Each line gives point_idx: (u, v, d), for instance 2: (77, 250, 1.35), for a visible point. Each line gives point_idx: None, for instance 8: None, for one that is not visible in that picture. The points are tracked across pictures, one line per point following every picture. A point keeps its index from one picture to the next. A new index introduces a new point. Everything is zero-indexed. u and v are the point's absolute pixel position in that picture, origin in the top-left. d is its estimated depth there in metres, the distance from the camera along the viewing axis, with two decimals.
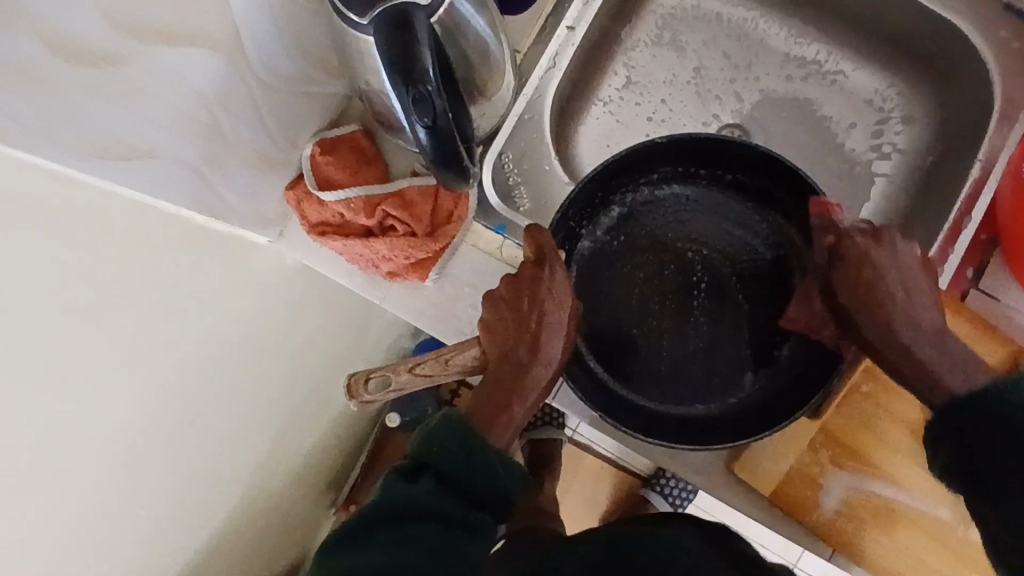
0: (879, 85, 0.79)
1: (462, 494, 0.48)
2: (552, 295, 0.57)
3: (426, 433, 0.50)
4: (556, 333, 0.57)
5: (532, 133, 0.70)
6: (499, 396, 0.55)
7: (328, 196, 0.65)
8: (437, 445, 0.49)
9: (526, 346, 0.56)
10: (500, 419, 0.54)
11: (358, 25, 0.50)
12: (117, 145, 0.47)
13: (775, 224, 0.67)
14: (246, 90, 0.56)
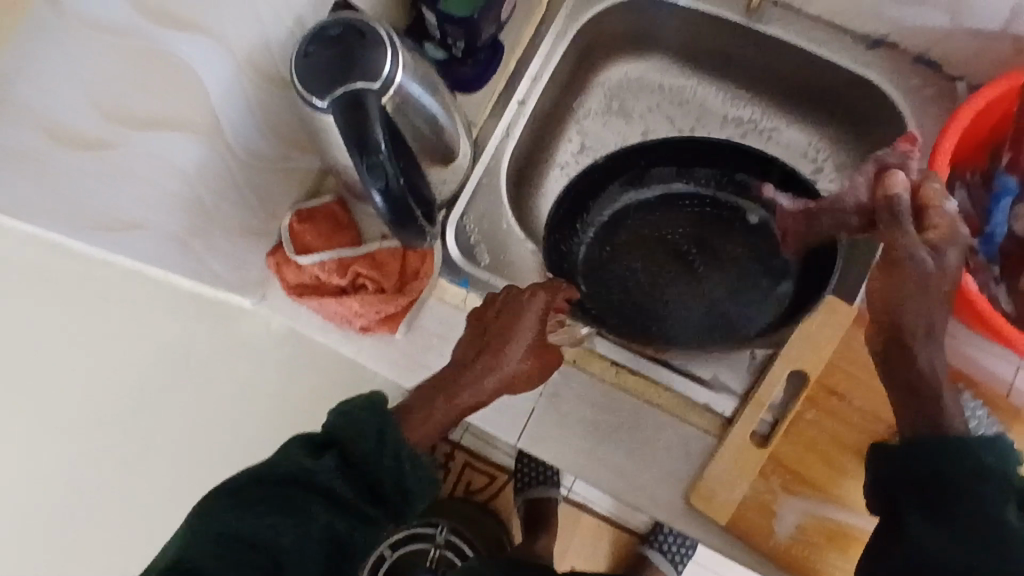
0: (811, 139, 0.86)
1: (363, 481, 0.50)
2: (513, 312, 0.60)
3: (342, 411, 0.51)
4: (514, 344, 0.59)
5: (491, 196, 0.77)
6: (473, 345, 0.60)
7: (305, 259, 0.71)
8: (353, 429, 0.50)
9: (485, 357, 0.58)
10: (420, 410, 0.56)
11: (314, 105, 0.57)
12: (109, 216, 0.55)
13: (730, 191, 0.83)
14: (227, 168, 0.63)
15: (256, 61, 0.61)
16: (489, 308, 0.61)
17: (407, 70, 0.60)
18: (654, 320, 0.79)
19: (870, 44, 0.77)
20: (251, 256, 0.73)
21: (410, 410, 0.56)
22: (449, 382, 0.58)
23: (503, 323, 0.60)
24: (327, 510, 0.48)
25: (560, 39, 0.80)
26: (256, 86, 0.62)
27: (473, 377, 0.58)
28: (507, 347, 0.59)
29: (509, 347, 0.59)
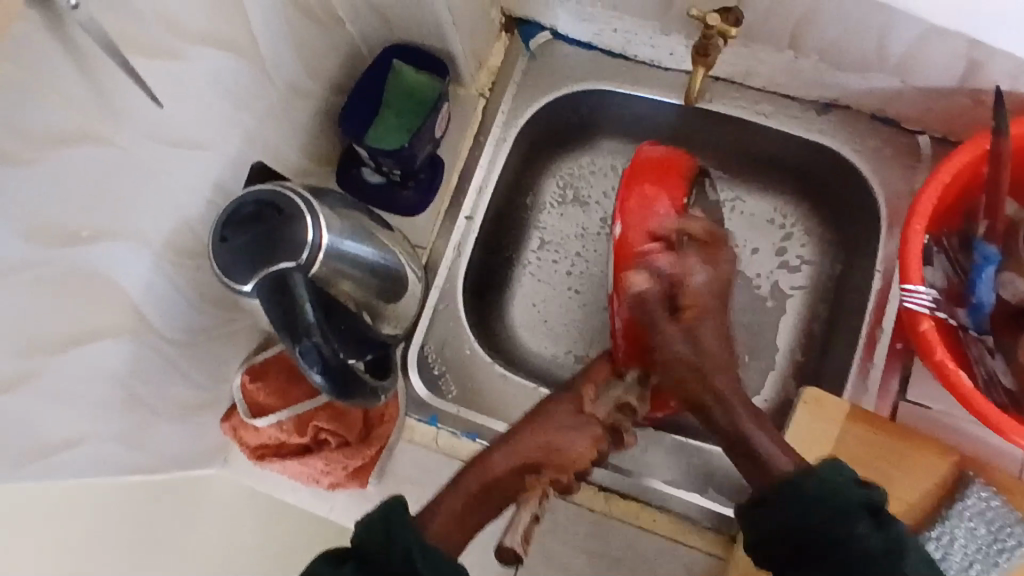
0: (778, 203, 0.81)
1: None
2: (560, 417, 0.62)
3: (367, 522, 0.49)
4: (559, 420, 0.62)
5: (449, 321, 0.73)
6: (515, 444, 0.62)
7: (261, 423, 0.67)
8: (378, 536, 0.48)
9: (519, 453, 0.59)
10: (434, 506, 0.56)
11: (238, 289, 0.53)
12: (37, 447, 0.50)
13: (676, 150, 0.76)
14: (158, 356, 0.59)
15: (176, 244, 0.57)
16: (539, 408, 0.63)
17: (333, 228, 0.58)
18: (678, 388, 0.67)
19: (819, 108, 0.73)
20: (205, 426, 0.68)
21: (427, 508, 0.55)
22: (476, 471, 0.58)
23: (542, 429, 0.61)
24: None
25: (500, 146, 0.77)
26: (180, 267, 0.58)
27: (498, 469, 0.59)
28: (558, 444, 0.60)
29: (542, 442, 0.60)
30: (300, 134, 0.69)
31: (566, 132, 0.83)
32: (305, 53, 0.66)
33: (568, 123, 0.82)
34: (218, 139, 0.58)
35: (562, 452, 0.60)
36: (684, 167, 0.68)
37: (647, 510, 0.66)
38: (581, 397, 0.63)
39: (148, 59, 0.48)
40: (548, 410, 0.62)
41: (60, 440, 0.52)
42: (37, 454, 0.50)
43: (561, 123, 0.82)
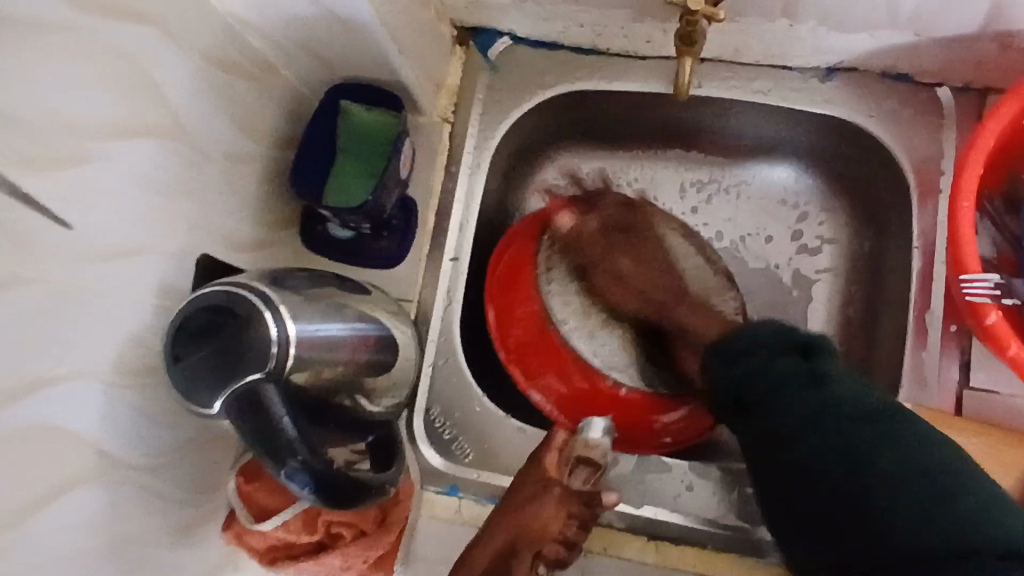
0: (786, 183, 0.75)
1: None
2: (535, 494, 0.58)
3: None
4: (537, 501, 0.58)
5: (452, 377, 0.67)
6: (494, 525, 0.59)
7: (265, 527, 0.60)
8: None
9: (499, 542, 0.56)
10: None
11: (206, 412, 0.46)
12: None
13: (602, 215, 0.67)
14: (136, 488, 0.52)
15: (128, 365, 0.50)
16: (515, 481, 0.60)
17: (298, 315, 0.49)
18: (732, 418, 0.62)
19: (822, 75, 0.67)
20: (206, 541, 0.62)
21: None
22: (461, 562, 0.56)
23: (517, 510, 0.58)
24: None
25: (476, 174, 0.69)
26: (138, 389, 0.51)
27: (479, 562, 0.56)
28: (528, 516, 0.57)
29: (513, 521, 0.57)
30: (251, 203, 0.62)
31: (548, 141, 0.76)
32: (241, 114, 0.58)
33: (549, 131, 0.75)
34: (155, 236, 0.51)
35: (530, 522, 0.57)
36: (536, 248, 0.66)
37: (707, 555, 0.60)
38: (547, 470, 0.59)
39: (44, 179, 0.41)
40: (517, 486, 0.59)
41: None
42: None
43: (543, 132, 0.75)
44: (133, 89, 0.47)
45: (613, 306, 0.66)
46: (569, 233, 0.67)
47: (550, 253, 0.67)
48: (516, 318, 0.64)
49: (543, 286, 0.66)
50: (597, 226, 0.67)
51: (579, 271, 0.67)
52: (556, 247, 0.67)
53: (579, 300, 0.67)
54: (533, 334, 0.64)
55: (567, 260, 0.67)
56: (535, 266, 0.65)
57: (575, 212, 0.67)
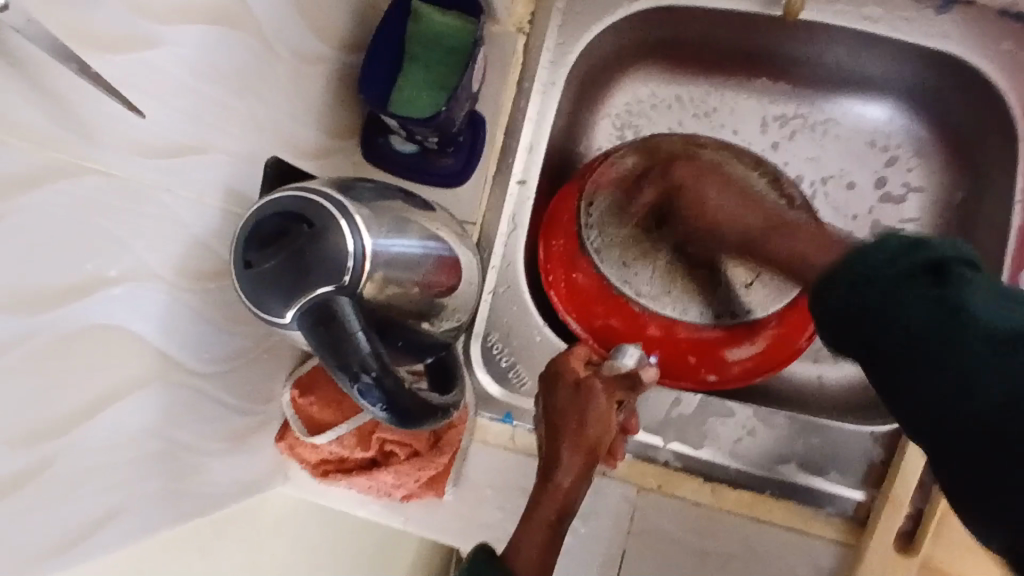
0: (877, 123, 0.70)
1: None
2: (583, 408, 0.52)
3: None
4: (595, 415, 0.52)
5: (512, 305, 0.65)
6: (548, 451, 0.53)
7: (320, 440, 0.61)
8: None
9: (577, 461, 0.51)
10: (523, 530, 0.49)
11: (277, 321, 0.45)
12: (86, 520, 0.43)
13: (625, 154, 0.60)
14: (195, 390, 0.52)
15: (192, 268, 0.49)
16: (550, 399, 0.54)
17: (373, 229, 0.48)
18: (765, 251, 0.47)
19: (939, 6, 0.62)
20: (259, 448, 0.62)
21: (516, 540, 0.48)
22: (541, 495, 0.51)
23: (572, 433, 0.52)
24: None
25: (550, 92, 0.66)
26: (201, 294, 0.50)
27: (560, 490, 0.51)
28: (590, 428, 0.52)
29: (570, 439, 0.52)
30: (316, 108, 0.58)
31: (625, 63, 0.71)
32: (312, 9, 0.54)
33: (627, 51, 0.70)
34: (222, 134, 0.48)
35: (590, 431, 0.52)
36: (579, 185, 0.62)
37: (763, 500, 0.59)
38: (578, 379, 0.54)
39: (117, 61, 0.38)
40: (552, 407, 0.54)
41: (110, 505, 0.45)
42: (87, 528, 0.44)
43: (621, 52, 0.70)
44: None
45: (660, 235, 0.58)
46: (615, 166, 0.60)
47: (594, 185, 0.61)
48: (569, 264, 0.61)
49: (581, 220, 0.60)
50: None
51: (622, 203, 0.59)
52: (603, 180, 0.60)
53: (624, 232, 0.59)
54: (584, 280, 0.60)
55: (608, 194, 0.60)
56: (578, 196, 0.61)
57: (618, 152, 0.61)
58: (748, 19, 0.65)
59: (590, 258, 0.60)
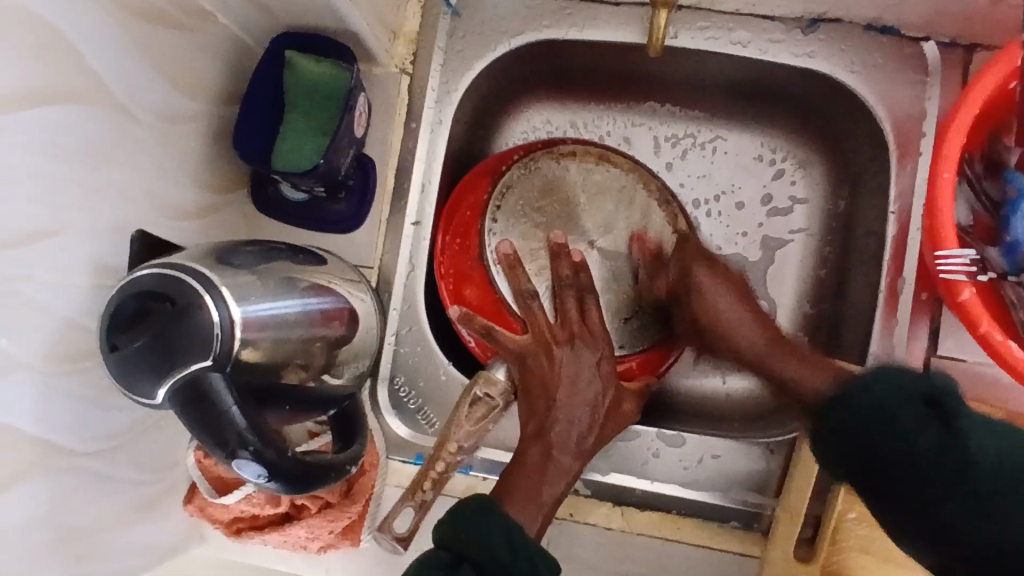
0: (762, 140, 0.73)
1: None
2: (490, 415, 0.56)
3: (459, 520, 0.46)
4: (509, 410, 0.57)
5: (416, 346, 0.65)
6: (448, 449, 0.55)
7: (226, 501, 0.60)
8: (475, 539, 0.45)
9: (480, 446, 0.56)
10: (532, 490, 0.51)
11: (152, 403, 0.44)
12: None
13: (541, 161, 0.64)
14: (86, 471, 0.50)
15: (63, 350, 0.47)
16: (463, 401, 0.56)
17: (245, 298, 0.47)
18: (711, 328, 0.58)
19: (804, 26, 0.64)
20: (166, 516, 0.60)
21: (518, 498, 0.51)
22: (544, 469, 0.52)
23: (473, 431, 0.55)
24: None
25: (438, 131, 0.65)
26: (75, 376, 0.48)
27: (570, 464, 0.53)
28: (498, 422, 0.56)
29: (602, 407, 0.54)
30: (193, 167, 0.57)
31: (514, 97, 0.72)
32: (177, 70, 0.53)
33: (516, 84, 0.71)
34: (87, 208, 0.47)
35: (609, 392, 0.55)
36: (493, 180, 0.63)
37: (670, 520, 0.61)
38: (487, 379, 0.57)
39: None
40: (525, 373, 0.55)
41: None
42: None
43: (507, 87, 0.71)
44: (52, 53, 0.42)
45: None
46: (533, 169, 0.63)
47: (504, 189, 0.62)
48: (465, 280, 0.61)
49: (486, 220, 0.61)
50: (566, 170, 0.64)
51: (532, 204, 0.62)
52: (518, 179, 0.63)
53: (524, 231, 0.62)
54: (478, 295, 0.61)
55: (520, 195, 0.62)
56: (487, 196, 0.62)
57: (536, 155, 0.64)
58: (627, 48, 0.67)
59: (490, 257, 0.60)
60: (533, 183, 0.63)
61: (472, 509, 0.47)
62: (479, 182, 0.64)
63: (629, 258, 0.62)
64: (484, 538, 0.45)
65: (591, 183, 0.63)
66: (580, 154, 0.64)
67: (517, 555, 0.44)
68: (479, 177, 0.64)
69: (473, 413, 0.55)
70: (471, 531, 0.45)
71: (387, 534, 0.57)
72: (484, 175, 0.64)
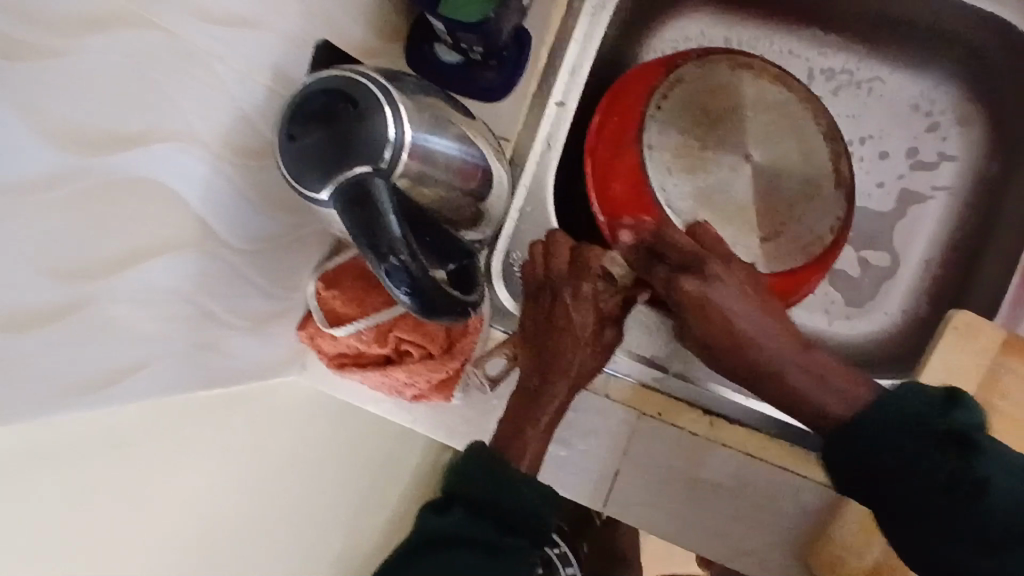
0: (923, 87, 0.70)
1: (497, 521, 0.47)
2: (554, 306, 0.57)
3: (454, 467, 0.49)
4: (569, 306, 0.56)
5: (537, 225, 0.66)
6: (526, 324, 0.58)
7: (338, 333, 0.63)
8: (465, 477, 0.48)
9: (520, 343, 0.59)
10: (517, 436, 0.54)
11: (314, 199, 0.47)
12: (118, 362, 0.45)
13: (718, 66, 0.65)
14: (231, 267, 0.54)
15: (237, 142, 0.50)
16: (539, 287, 0.59)
17: (415, 124, 0.49)
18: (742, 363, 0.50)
19: None
20: (281, 335, 0.64)
21: (506, 442, 0.53)
22: (531, 407, 0.55)
23: (528, 316, 0.58)
24: (494, 526, 0.46)
25: (598, 17, 0.66)
26: (241, 171, 0.51)
27: (552, 403, 0.55)
28: (557, 317, 0.56)
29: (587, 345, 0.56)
30: (367, 5, 0.59)
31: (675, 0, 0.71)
32: None
33: None
34: (279, 13, 0.49)
35: (572, 347, 0.56)
36: (664, 71, 0.64)
37: (758, 438, 0.61)
38: (552, 278, 0.58)
39: None
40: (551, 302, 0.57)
41: (142, 358, 0.47)
42: (119, 369, 0.46)
43: None
44: None
45: (711, 155, 0.63)
46: (708, 71, 0.64)
47: (677, 82, 0.64)
48: (614, 173, 0.62)
49: (650, 107, 0.62)
50: (738, 79, 0.65)
51: (698, 103, 0.64)
52: (692, 77, 0.64)
53: (678, 136, 0.63)
54: (621, 189, 0.61)
55: (688, 93, 0.64)
56: (659, 83, 0.63)
57: (715, 58, 0.65)
58: None
59: (641, 147, 0.62)
60: (704, 84, 0.64)
61: (461, 457, 0.50)
62: (653, 66, 0.65)
63: (793, 175, 0.64)
64: (484, 481, 0.48)
65: (759, 98, 0.65)
66: (756, 69, 0.65)
67: (501, 489, 0.48)
68: (658, 64, 0.65)
69: (580, 291, 0.56)
70: (471, 466, 0.49)
71: (480, 370, 0.64)
72: (660, 63, 0.65)
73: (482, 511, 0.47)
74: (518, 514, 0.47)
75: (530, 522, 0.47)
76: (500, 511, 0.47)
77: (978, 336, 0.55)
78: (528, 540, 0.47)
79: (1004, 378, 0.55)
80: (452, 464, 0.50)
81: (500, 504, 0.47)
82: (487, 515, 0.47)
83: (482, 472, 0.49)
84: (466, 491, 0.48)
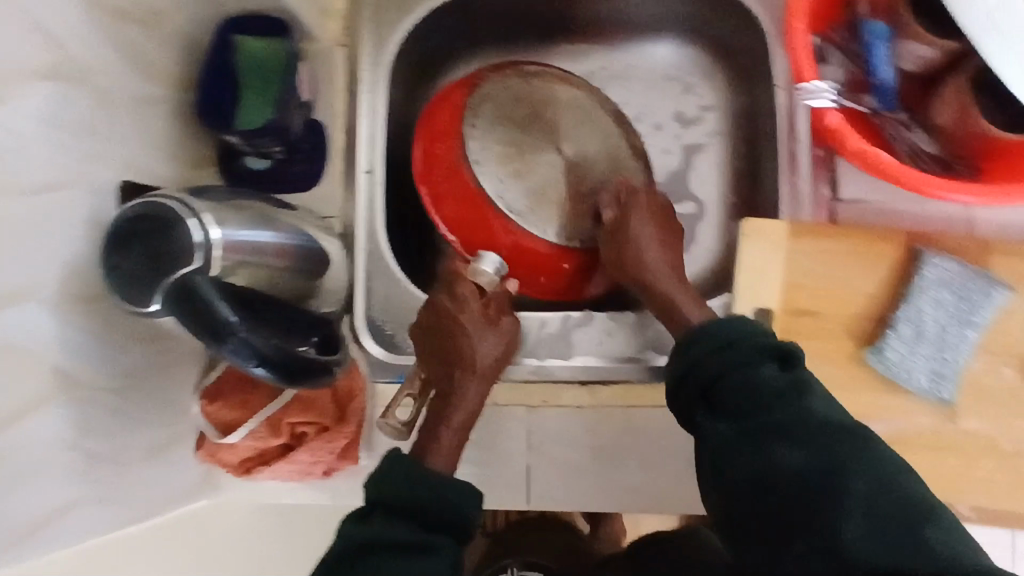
0: (668, 60, 0.81)
1: (416, 521, 0.48)
2: (440, 315, 0.64)
3: (376, 480, 0.49)
4: (453, 312, 0.64)
5: (385, 278, 0.73)
6: (422, 342, 0.65)
7: (233, 439, 0.65)
8: (389, 485, 0.49)
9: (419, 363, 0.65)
10: (429, 439, 0.58)
11: (146, 311, 0.51)
12: (7, 525, 0.47)
13: (512, 79, 0.71)
14: (105, 409, 0.57)
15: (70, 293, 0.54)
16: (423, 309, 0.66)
17: (224, 222, 0.54)
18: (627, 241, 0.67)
19: None
20: (182, 461, 0.67)
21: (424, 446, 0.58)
22: (439, 412, 0.60)
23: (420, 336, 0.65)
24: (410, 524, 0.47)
25: (376, 90, 0.74)
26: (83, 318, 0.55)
27: (463, 400, 0.61)
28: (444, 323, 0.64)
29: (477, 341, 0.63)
30: (165, 143, 0.66)
31: (444, 59, 0.82)
32: (138, 56, 0.62)
33: (442, 48, 0.80)
34: (75, 172, 0.55)
35: (464, 345, 0.63)
36: (470, 92, 0.69)
37: (635, 390, 0.66)
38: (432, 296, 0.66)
39: None
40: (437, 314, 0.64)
41: (32, 517, 0.49)
42: (9, 532, 0.47)
43: (435, 50, 0.80)
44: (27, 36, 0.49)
45: (532, 154, 0.68)
46: (506, 84, 0.70)
47: (482, 98, 0.69)
48: (444, 196, 0.67)
49: (466, 128, 0.67)
50: (532, 85, 0.71)
51: (505, 115, 0.69)
52: (493, 91, 0.70)
53: (500, 145, 0.68)
54: (452, 208, 0.67)
55: (496, 105, 0.69)
56: (465, 107, 0.68)
57: (507, 73, 0.71)
58: None
59: (470, 164, 0.67)
60: (502, 94, 0.70)
61: (381, 469, 0.50)
62: (455, 89, 0.70)
63: (599, 164, 0.70)
64: (404, 486, 0.49)
65: (552, 97, 0.71)
66: (542, 75, 0.72)
67: (422, 488, 0.49)
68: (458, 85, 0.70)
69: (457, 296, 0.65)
70: (393, 475, 0.49)
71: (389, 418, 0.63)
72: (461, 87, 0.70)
73: (401, 513, 0.48)
74: (439, 509, 0.48)
75: (454, 515, 0.49)
76: (423, 511, 0.48)
77: (768, 228, 0.62)
78: (451, 536, 0.48)
79: (800, 259, 0.63)
80: (374, 479, 0.50)
81: (421, 504, 0.48)
82: (406, 515, 0.48)
83: (403, 479, 0.49)
84: (390, 500, 0.48)
